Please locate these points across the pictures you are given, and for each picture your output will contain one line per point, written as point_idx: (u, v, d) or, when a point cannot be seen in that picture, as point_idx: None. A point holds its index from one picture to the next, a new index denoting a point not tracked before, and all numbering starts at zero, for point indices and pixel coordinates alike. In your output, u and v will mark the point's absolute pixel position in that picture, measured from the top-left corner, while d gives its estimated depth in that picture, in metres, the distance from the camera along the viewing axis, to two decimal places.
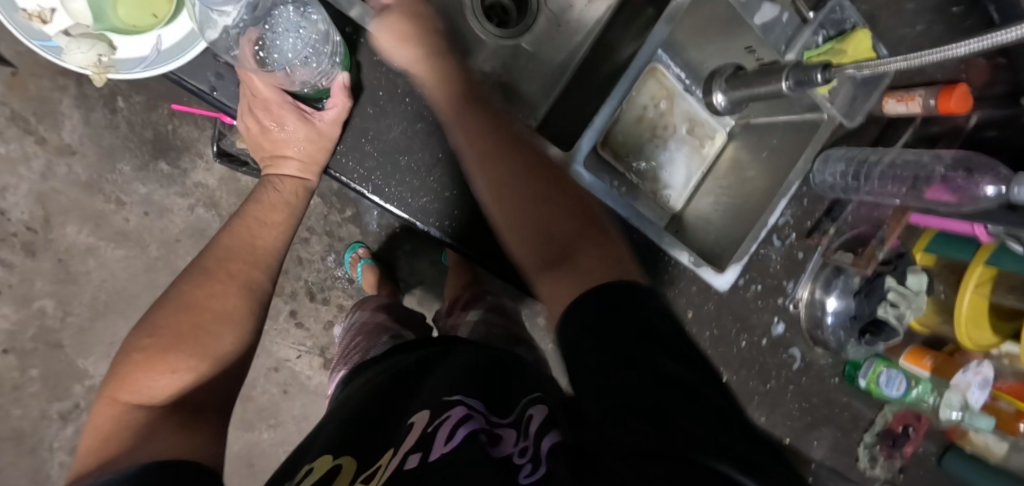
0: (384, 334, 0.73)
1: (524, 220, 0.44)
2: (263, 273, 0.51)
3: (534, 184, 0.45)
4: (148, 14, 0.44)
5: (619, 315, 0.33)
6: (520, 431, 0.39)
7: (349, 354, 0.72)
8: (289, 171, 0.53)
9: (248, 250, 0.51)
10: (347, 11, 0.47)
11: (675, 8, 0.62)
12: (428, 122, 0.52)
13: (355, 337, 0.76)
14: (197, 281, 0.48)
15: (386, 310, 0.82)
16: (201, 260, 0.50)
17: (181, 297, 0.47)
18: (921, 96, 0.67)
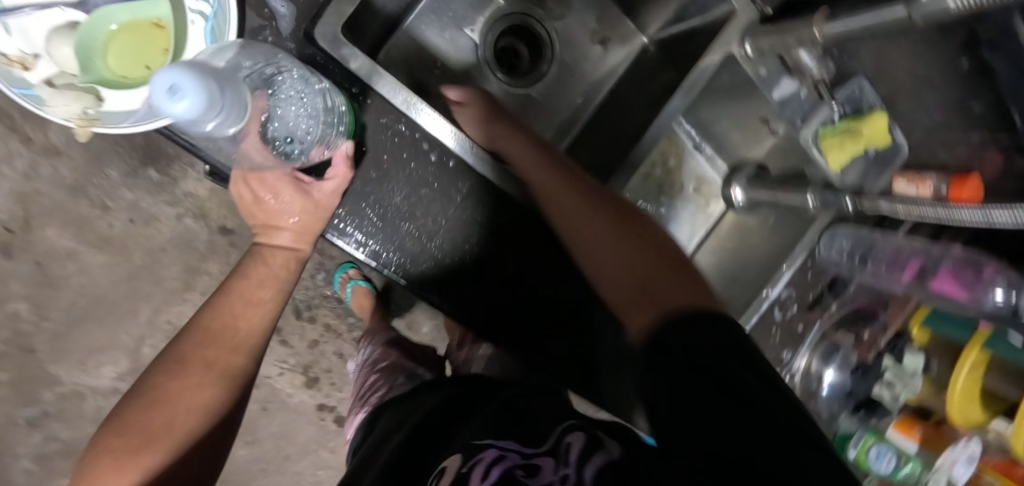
0: (400, 374, 0.68)
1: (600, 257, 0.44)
2: (247, 359, 0.43)
3: (606, 224, 0.45)
4: (139, 66, 0.44)
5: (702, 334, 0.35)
6: (559, 459, 0.36)
7: (366, 395, 0.67)
8: (281, 242, 0.46)
9: (231, 332, 0.43)
10: (347, 63, 0.45)
11: (695, 80, 0.58)
12: (432, 188, 0.50)
13: (369, 375, 0.71)
14: (169, 373, 0.40)
15: (399, 344, 0.77)
16: (175, 343, 0.42)
17: (154, 386, 0.40)
18: (934, 181, 0.65)
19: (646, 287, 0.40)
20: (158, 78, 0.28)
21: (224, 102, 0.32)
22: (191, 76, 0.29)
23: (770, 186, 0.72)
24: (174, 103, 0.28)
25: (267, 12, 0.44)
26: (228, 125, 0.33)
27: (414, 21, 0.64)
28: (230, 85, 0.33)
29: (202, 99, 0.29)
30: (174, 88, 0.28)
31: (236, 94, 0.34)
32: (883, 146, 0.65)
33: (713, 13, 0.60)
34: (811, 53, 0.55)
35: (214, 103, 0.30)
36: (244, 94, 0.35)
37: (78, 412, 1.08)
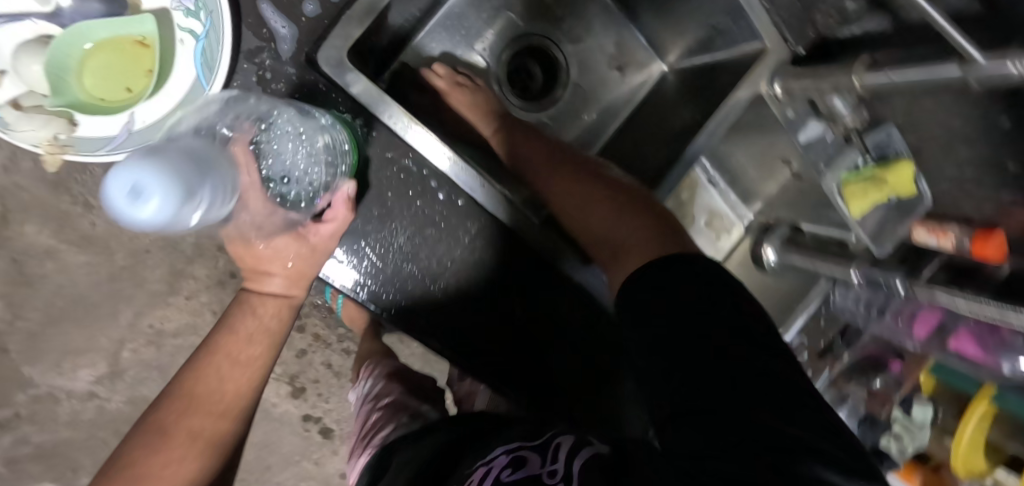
0: (402, 413, 0.64)
1: (585, 216, 0.47)
2: (233, 425, 0.39)
3: (590, 188, 0.48)
4: (118, 86, 0.39)
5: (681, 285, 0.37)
6: (547, 457, 0.34)
7: (368, 436, 0.63)
8: (272, 290, 0.40)
9: (215, 397, 0.38)
10: (348, 88, 0.42)
11: (722, 119, 0.55)
12: (438, 227, 0.47)
13: (373, 412, 0.67)
14: (146, 442, 0.37)
15: (402, 379, 0.73)
16: (152, 410, 0.38)
17: (132, 462, 0.36)
18: (956, 234, 0.60)
19: (618, 243, 0.44)
20: (113, 179, 0.23)
21: (200, 190, 0.26)
22: (154, 172, 0.23)
23: (807, 254, 0.66)
24: (136, 210, 0.23)
25: (265, 33, 0.41)
26: (210, 211, 0.28)
27: (423, 39, 0.61)
28: (205, 164, 0.28)
29: (173, 197, 0.24)
30: (134, 189, 0.23)
31: (214, 174, 0.28)
32: (905, 195, 0.61)
33: (742, 48, 0.56)
34: (846, 102, 0.53)
35: (188, 197, 0.25)
36: (224, 172, 0.30)
37: (52, 414, 1.03)
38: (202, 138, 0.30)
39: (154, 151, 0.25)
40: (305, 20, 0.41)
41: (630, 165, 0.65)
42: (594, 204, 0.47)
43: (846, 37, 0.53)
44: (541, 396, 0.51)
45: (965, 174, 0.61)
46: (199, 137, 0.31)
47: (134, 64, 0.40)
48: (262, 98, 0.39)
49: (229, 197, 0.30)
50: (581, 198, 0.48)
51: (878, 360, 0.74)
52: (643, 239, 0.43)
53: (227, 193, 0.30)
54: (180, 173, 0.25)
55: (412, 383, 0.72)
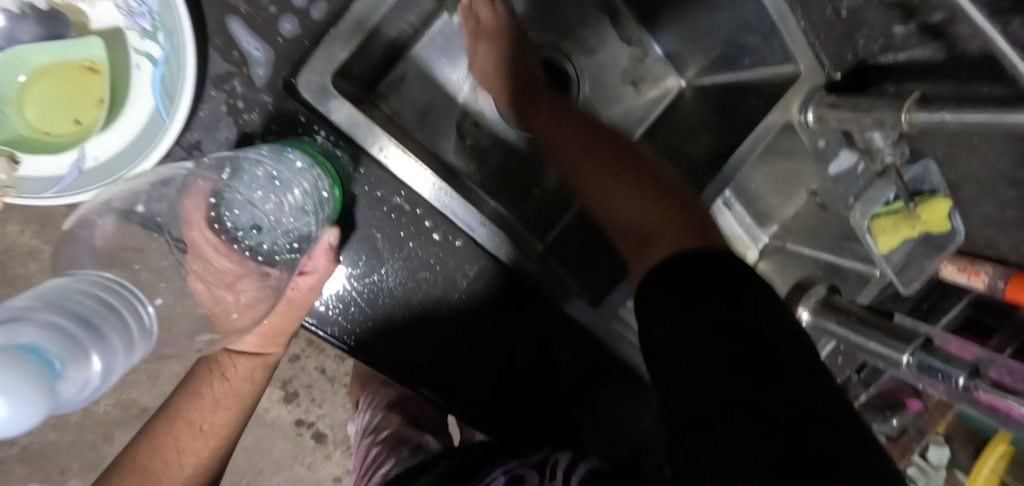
0: (403, 448, 0.64)
1: (616, 201, 0.46)
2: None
3: (609, 174, 0.47)
4: (68, 118, 0.34)
5: (696, 274, 0.34)
6: (546, 474, 0.38)
7: (370, 472, 0.64)
8: (245, 349, 0.37)
9: (172, 475, 0.34)
10: (329, 116, 0.37)
11: (745, 152, 0.51)
12: (434, 271, 0.43)
13: (374, 445, 0.68)
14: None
15: (402, 409, 0.73)
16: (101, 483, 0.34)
17: None
18: (989, 274, 0.58)
19: (646, 228, 0.42)
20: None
21: (81, 357, 0.20)
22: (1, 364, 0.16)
23: (851, 322, 0.51)
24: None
25: (236, 55, 0.36)
26: (107, 374, 0.21)
27: (423, 48, 0.55)
28: (86, 316, 0.21)
29: (39, 387, 0.17)
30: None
31: (105, 326, 0.21)
32: (936, 229, 0.57)
33: (771, 69, 0.52)
34: (886, 135, 0.51)
35: (66, 372, 0.19)
36: (119, 317, 0.23)
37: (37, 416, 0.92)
38: (88, 279, 0.23)
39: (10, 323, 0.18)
40: (282, 41, 0.36)
41: None
42: (617, 190, 0.46)
43: (885, 63, 0.49)
44: (538, 432, 0.48)
45: (1009, 213, 0.57)
46: (82, 279, 0.23)
47: (83, 92, 0.33)
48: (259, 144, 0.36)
49: (134, 345, 0.23)
50: (606, 186, 0.47)
51: (895, 398, 0.70)
52: (676, 226, 0.40)
53: (129, 343, 0.22)
54: (41, 348, 0.18)
55: (410, 415, 0.73)
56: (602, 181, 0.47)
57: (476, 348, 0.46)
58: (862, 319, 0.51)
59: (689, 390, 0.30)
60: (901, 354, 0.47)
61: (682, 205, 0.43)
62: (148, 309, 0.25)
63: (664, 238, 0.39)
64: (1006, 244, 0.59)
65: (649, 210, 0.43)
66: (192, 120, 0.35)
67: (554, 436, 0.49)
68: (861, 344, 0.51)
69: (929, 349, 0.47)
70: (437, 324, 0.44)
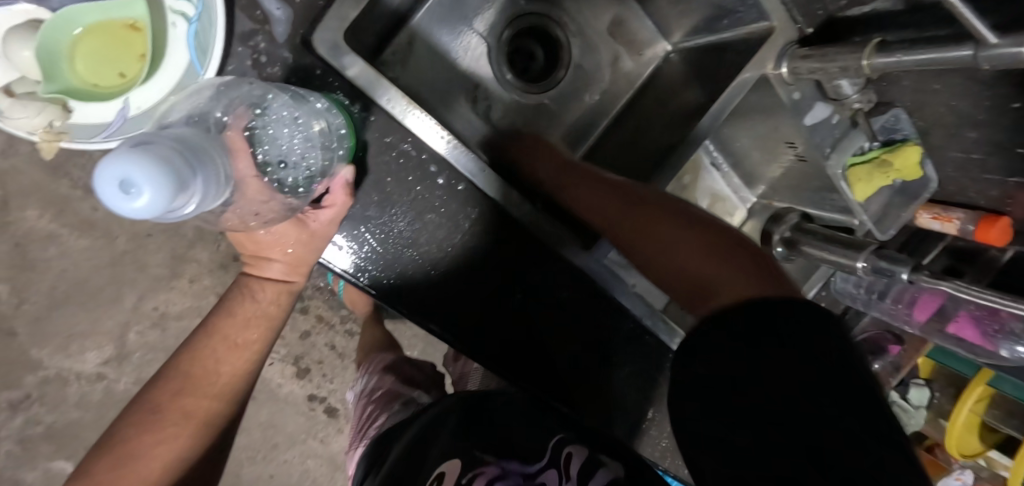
0: (396, 401, 0.64)
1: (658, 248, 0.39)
2: (226, 407, 0.40)
3: (653, 218, 0.41)
4: (113, 72, 0.38)
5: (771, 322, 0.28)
6: (562, 474, 0.36)
7: (365, 426, 0.64)
8: (272, 275, 0.41)
9: (211, 380, 0.39)
10: (344, 70, 0.41)
11: (724, 104, 0.55)
12: (439, 213, 0.47)
13: (368, 406, 0.69)
14: (141, 423, 0.37)
15: (395, 372, 0.74)
16: (151, 387, 0.39)
17: (121, 441, 0.37)
18: (960, 219, 0.62)
19: (697, 279, 0.36)
20: (103, 175, 0.20)
21: (191, 180, 0.22)
22: (143, 160, 0.20)
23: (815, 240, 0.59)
24: (126, 205, 0.20)
25: (259, 14, 0.40)
26: (200, 206, 0.24)
27: (423, 17, 0.58)
28: (196, 151, 0.24)
29: (168, 190, 0.20)
30: (124, 183, 0.20)
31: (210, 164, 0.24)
32: (910, 178, 0.61)
33: (748, 27, 0.55)
34: (852, 82, 0.53)
35: (181, 191, 0.21)
36: (217, 162, 0.25)
37: (62, 395, 0.96)
38: (190, 133, 0.26)
39: (146, 143, 0.22)
40: (300, 1, 0.40)
41: (644, 150, 0.64)
42: (653, 228, 0.40)
43: (851, 17, 0.53)
44: (531, 372, 0.52)
45: (973, 157, 0.60)
46: (185, 130, 0.26)
47: (127, 48, 0.38)
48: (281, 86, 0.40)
49: (222, 189, 0.26)
50: (629, 227, 0.42)
51: (877, 345, 0.74)
52: (746, 280, 0.33)
53: (219, 186, 0.25)
54: (172, 164, 0.21)
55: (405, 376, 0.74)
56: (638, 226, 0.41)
57: (480, 290, 0.50)
58: (828, 236, 0.59)
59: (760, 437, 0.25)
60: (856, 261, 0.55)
61: (730, 250, 0.36)
62: (229, 169, 0.27)
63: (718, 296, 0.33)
64: (974, 189, 0.63)
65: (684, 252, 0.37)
66: (222, 74, 0.39)
67: (546, 382, 0.53)
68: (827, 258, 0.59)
69: (879, 253, 0.54)
70: (442, 268, 0.48)
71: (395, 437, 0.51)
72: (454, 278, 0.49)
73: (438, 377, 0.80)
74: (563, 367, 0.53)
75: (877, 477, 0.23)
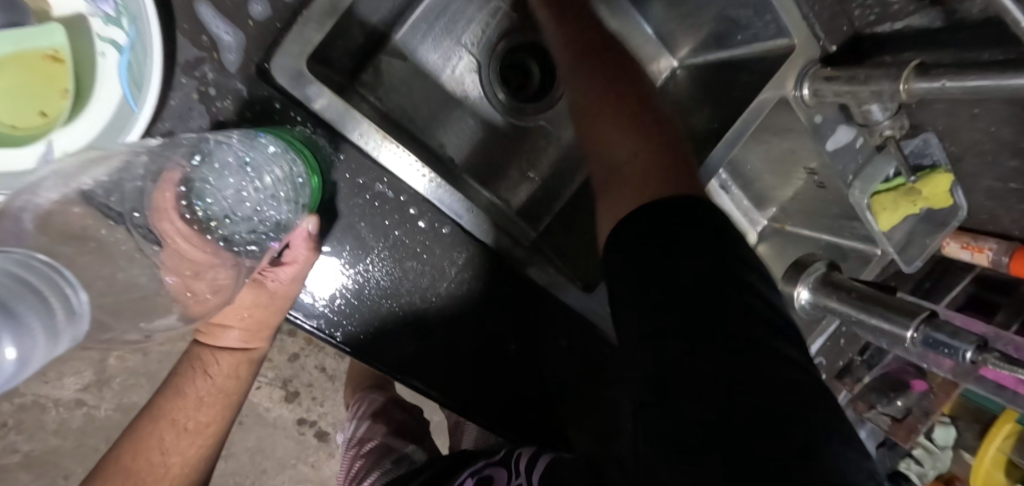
0: (386, 458, 0.60)
1: (615, 132, 0.41)
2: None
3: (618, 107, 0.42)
4: (33, 110, 0.32)
5: (680, 245, 0.31)
6: (511, 470, 0.40)
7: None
8: (228, 344, 0.36)
9: (158, 475, 0.34)
10: (309, 104, 0.36)
11: (741, 131, 0.49)
12: (421, 260, 0.42)
13: (356, 461, 0.64)
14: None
15: (384, 418, 0.70)
16: (92, 481, 0.34)
17: None
18: (993, 250, 0.57)
19: (621, 172, 0.39)
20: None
21: None
22: None
23: (856, 300, 0.50)
24: None
25: (206, 40, 0.34)
26: (28, 361, 0.19)
27: (406, 33, 0.53)
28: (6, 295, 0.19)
29: None
30: None
31: (29, 305, 0.20)
32: (938, 206, 0.56)
33: (765, 44, 0.50)
34: (884, 107, 0.46)
35: None
36: (44, 300, 0.21)
37: (38, 423, 0.91)
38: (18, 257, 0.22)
39: None
40: (254, 24, 0.35)
41: None
42: (613, 127, 0.41)
43: (880, 33, 0.47)
44: (525, 426, 0.47)
45: (1011, 186, 0.54)
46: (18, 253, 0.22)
47: (50, 84, 0.32)
48: (232, 127, 0.35)
49: (60, 332, 0.21)
50: (590, 113, 0.43)
51: (899, 379, 0.68)
52: (657, 166, 0.37)
53: (53, 331, 0.21)
54: None
55: (397, 423, 0.69)
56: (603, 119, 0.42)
57: (468, 338, 0.44)
58: (868, 297, 0.49)
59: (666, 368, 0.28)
60: (906, 329, 0.45)
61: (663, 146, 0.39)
62: (79, 296, 0.23)
63: (632, 184, 0.37)
64: (1007, 218, 0.58)
65: (626, 143, 0.40)
66: (164, 109, 0.34)
67: (540, 436, 0.47)
68: (864, 322, 0.49)
69: (934, 323, 0.44)
70: (423, 318, 0.43)
71: None
72: (435, 324, 0.43)
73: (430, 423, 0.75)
74: (556, 400, 0.48)
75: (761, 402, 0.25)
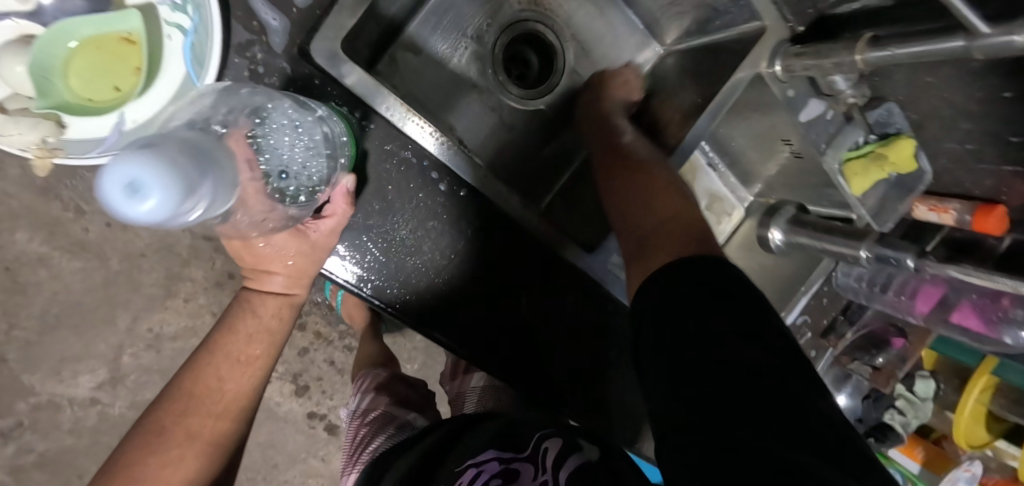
0: (390, 425, 0.63)
1: (636, 210, 0.52)
2: (234, 425, 0.39)
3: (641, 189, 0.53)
4: (109, 85, 0.37)
5: (706, 291, 0.40)
6: (539, 464, 0.41)
7: (358, 451, 0.62)
8: (273, 288, 0.40)
9: (215, 399, 0.38)
10: (341, 79, 0.41)
11: (719, 105, 0.56)
12: (442, 220, 0.47)
13: (359, 428, 0.67)
14: (147, 444, 0.36)
15: (388, 391, 0.73)
16: (155, 407, 0.38)
17: (126, 465, 0.36)
18: (956, 210, 0.63)
19: (650, 240, 0.49)
20: (104, 180, 0.21)
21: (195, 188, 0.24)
22: (150, 165, 0.21)
23: (814, 232, 0.63)
24: (131, 208, 0.21)
25: (256, 25, 0.40)
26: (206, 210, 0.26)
27: (418, 26, 0.58)
28: (203, 154, 0.26)
29: (170, 194, 0.22)
30: (131, 184, 0.21)
31: (210, 167, 0.26)
32: (905, 171, 0.60)
33: (739, 27, 0.56)
34: (845, 78, 0.53)
35: (188, 196, 0.23)
36: (220, 168, 0.27)
37: (54, 422, 0.91)
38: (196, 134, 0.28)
39: (148, 143, 0.23)
40: (297, 11, 0.40)
41: None
42: (639, 208, 0.52)
43: (841, 14, 0.53)
44: (534, 380, 0.52)
45: (967, 147, 0.60)
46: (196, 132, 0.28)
47: (123, 62, 0.37)
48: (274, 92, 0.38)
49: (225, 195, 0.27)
50: (630, 202, 0.53)
51: (882, 337, 0.73)
52: (679, 241, 0.48)
53: (221, 192, 0.27)
54: (175, 166, 0.22)
55: (399, 396, 0.72)
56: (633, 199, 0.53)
57: (485, 295, 0.49)
58: (827, 229, 0.63)
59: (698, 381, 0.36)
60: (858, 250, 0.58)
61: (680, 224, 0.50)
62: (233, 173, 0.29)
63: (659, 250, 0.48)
64: (969, 179, 0.63)
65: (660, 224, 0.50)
66: None
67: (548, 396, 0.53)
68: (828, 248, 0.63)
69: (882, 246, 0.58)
70: (446, 281, 0.48)
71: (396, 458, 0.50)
72: (453, 294, 0.48)
73: (431, 395, 0.78)
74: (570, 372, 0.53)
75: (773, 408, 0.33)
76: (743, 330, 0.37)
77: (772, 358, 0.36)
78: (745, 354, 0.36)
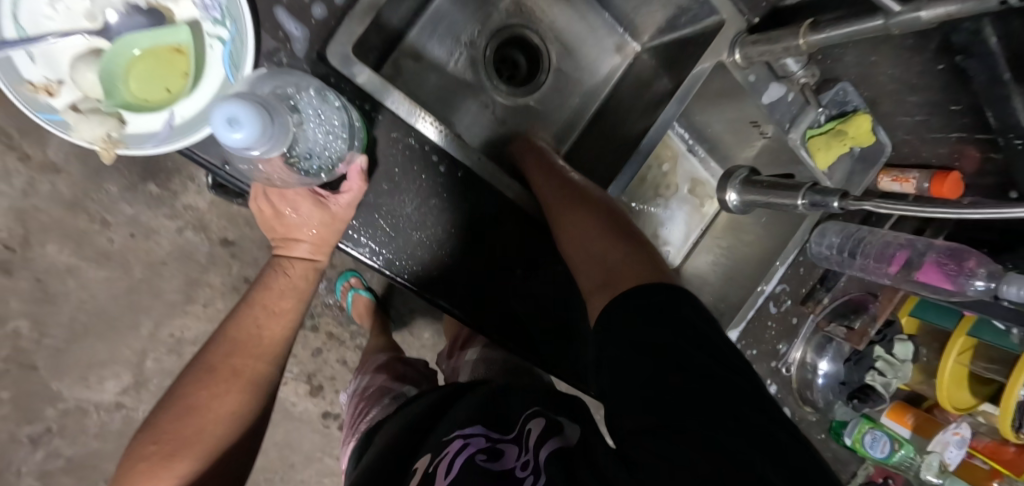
0: (386, 396, 0.69)
1: (585, 237, 0.50)
2: (270, 367, 0.45)
3: (592, 217, 0.51)
4: (160, 87, 0.43)
5: (669, 312, 0.39)
6: (522, 445, 0.38)
7: (357, 421, 0.68)
8: (300, 254, 0.47)
9: (255, 342, 0.45)
10: (353, 78, 0.47)
11: (690, 86, 0.61)
12: (442, 198, 0.53)
13: (359, 402, 0.73)
14: (198, 379, 0.43)
15: (387, 370, 0.79)
16: (205, 351, 0.44)
17: (184, 397, 0.42)
18: (916, 178, 0.69)
19: (608, 270, 0.46)
20: (215, 114, 0.31)
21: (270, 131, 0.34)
22: (246, 109, 0.31)
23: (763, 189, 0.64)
24: (229, 135, 0.31)
25: (281, 34, 0.46)
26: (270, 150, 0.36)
27: (417, 34, 0.65)
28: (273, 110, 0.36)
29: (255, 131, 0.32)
30: (232, 120, 0.31)
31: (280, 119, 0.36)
32: (865, 144, 0.68)
33: (701, 23, 0.62)
34: (796, 60, 0.60)
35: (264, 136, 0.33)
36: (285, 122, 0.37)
37: (80, 427, 0.86)
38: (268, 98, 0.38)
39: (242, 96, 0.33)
40: (315, 22, 0.47)
41: (615, 145, 0.72)
42: (595, 235, 0.50)
43: (790, 5, 0.61)
44: (523, 342, 0.58)
45: (916, 119, 0.66)
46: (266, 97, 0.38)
47: (171, 67, 0.44)
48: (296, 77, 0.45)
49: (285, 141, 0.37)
50: (586, 223, 0.51)
51: (859, 304, 0.80)
52: (643, 271, 0.44)
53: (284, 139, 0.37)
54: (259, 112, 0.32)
55: (396, 373, 0.78)
56: (587, 223, 0.50)
57: (481, 265, 0.55)
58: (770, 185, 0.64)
59: (674, 399, 0.34)
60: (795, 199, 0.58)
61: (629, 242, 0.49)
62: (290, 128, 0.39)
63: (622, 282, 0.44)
64: (923, 150, 0.70)
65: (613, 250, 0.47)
66: None
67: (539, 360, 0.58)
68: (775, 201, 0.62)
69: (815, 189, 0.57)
70: (445, 256, 0.54)
71: (409, 406, 0.55)
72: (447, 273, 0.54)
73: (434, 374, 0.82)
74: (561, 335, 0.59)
75: (751, 427, 0.33)
76: (705, 349, 0.37)
77: (740, 378, 0.36)
78: (714, 369, 0.36)
